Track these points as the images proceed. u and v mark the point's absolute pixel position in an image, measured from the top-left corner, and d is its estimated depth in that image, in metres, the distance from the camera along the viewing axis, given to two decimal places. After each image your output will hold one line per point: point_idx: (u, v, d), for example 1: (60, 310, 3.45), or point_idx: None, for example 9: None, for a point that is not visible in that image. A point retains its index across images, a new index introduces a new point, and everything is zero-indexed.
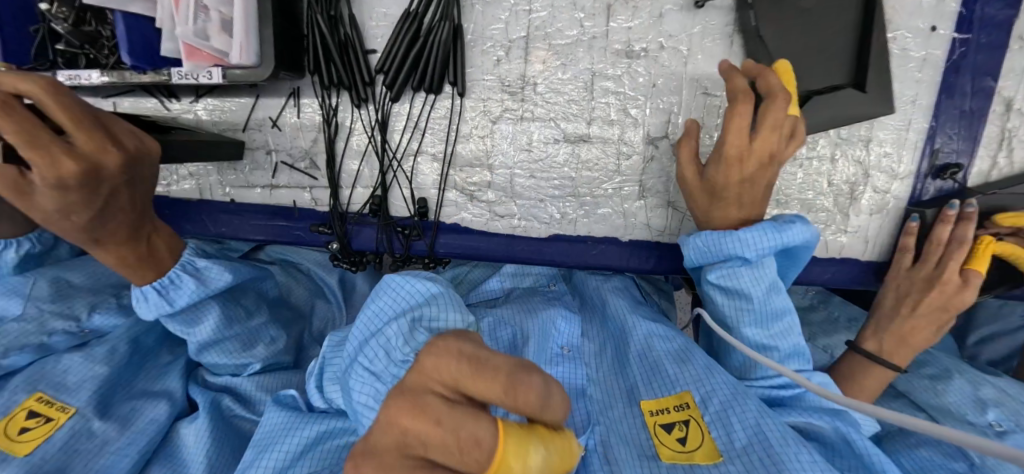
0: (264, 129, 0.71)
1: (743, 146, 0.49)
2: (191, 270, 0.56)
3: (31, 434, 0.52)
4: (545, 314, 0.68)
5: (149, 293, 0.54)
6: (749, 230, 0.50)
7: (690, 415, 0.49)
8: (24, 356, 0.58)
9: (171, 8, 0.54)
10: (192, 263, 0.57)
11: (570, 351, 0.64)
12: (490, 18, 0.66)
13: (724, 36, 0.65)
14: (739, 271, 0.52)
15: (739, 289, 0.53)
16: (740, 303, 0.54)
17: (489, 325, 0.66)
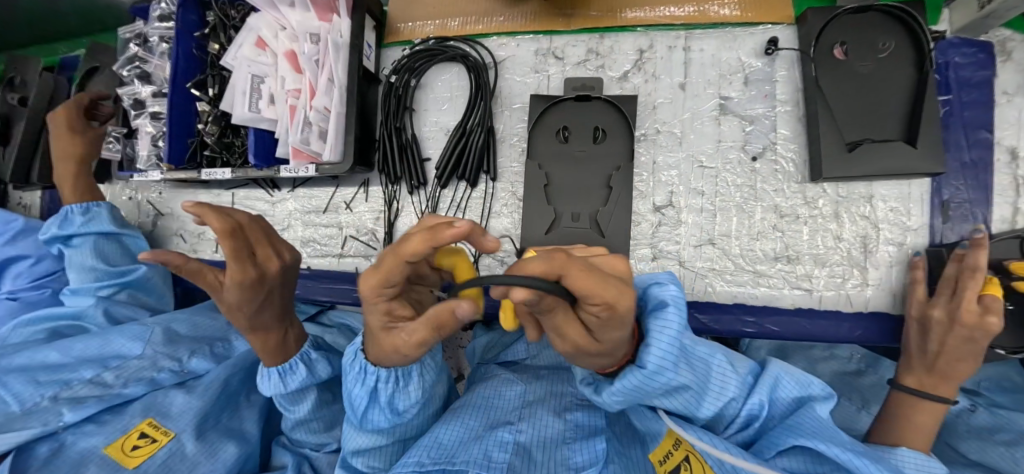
0: (340, 211, 0.90)
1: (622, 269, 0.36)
2: (305, 362, 0.67)
3: (141, 450, 0.64)
4: (561, 383, 0.71)
5: (272, 377, 0.66)
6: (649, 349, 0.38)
7: (687, 451, 0.47)
8: (140, 387, 0.73)
9: (287, 123, 0.77)
10: (307, 353, 0.68)
11: (587, 403, 0.66)
12: (516, 119, 0.84)
13: (711, 118, 0.76)
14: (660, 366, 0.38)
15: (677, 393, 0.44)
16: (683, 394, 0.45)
17: (502, 385, 0.70)
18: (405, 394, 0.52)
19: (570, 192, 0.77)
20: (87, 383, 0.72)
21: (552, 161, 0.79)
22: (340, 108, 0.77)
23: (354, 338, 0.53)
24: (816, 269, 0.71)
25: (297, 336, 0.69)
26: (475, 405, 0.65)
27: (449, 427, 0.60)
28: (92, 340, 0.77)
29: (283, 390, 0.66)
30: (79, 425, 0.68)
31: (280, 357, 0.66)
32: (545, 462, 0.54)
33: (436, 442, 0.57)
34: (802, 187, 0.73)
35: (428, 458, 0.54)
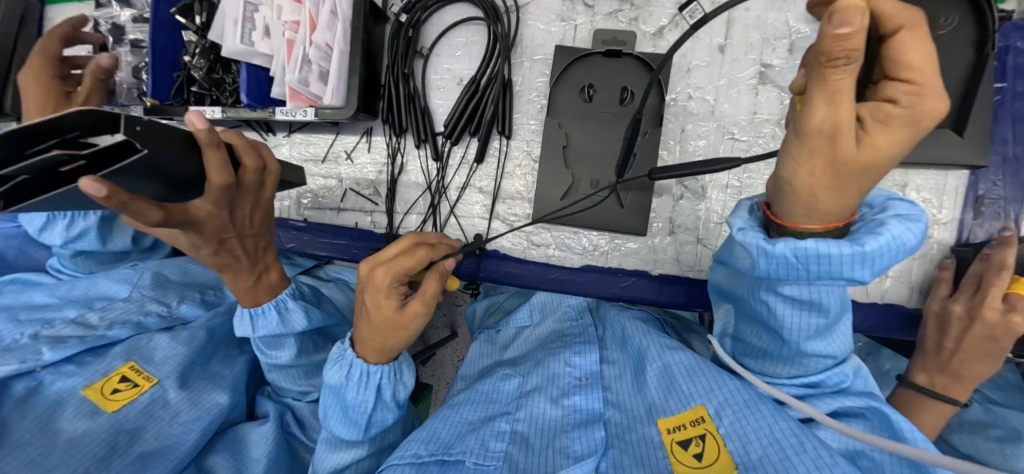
0: (339, 162, 0.83)
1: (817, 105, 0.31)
2: (280, 310, 0.65)
3: (120, 394, 0.62)
4: (555, 358, 0.69)
5: (244, 320, 0.66)
6: (855, 232, 0.35)
7: (705, 429, 0.50)
8: (124, 330, 0.69)
9: (284, 62, 0.69)
10: (283, 301, 0.66)
11: (586, 381, 0.66)
12: (536, 73, 0.76)
13: (749, 87, 0.70)
14: (872, 252, 0.32)
15: (818, 302, 0.39)
16: (813, 319, 0.41)
17: (500, 377, 0.69)
18: (379, 417, 0.61)
19: (591, 154, 0.73)
20: (70, 324, 0.68)
21: (573, 122, 0.73)
22: (343, 47, 0.69)
23: (333, 368, 0.60)
24: None
25: (275, 285, 0.67)
26: (472, 399, 0.66)
27: (445, 422, 0.62)
28: (79, 281, 0.73)
29: (251, 332, 0.65)
30: (60, 365, 0.64)
31: (255, 301, 0.65)
32: (544, 448, 0.56)
33: (433, 437, 0.59)
34: None
35: (423, 451, 0.57)
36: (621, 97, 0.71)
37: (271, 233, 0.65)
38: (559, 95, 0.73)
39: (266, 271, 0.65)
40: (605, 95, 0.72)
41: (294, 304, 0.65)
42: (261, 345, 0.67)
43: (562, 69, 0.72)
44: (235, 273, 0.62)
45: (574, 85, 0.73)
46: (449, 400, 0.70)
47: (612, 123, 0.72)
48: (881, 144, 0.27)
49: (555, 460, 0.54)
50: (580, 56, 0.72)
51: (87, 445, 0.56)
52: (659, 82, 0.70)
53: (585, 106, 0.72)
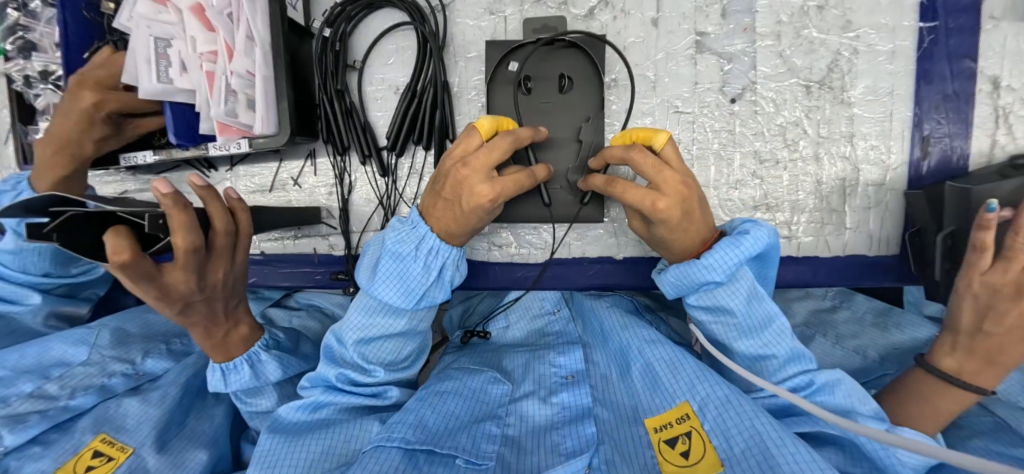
0: (287, 188, 0.81)
1: (673, 204, 0.50)
2: (251, 364, 0.63)
3: (95, 471, 0.58)
4: (540, 360, 0.69)
5: (215, 375, 0.63)
6: (712, 256, 0.52)
7: (691, 426, 0.51)
8: (89, 398, 0.67)
9: (207, 95, 0.66)
10: (255, 354, 0.63)
11: (572, 379, 0.65)
12: (473, 71, 0.74)
13: (687, 58, 0.69)
14: (720, 293, 0.54)
15: (720, 305, 0.54)
16: (726, 319, 0.55)
17: (488, 379, 0.66)
18: (432, 295, 0.61)
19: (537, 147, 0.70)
20: (29, 398, 0.65)
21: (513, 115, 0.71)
22: (266, 72, 0.66)
23: (402, 244, 0.59)
24: (795, 216, 0.69)
25: (247, 337, 0.64)
26: (459, 391, 0.63)
27: (433, 409, 0.58)
28: (30, 348, 0.69)
29: (223, 388, 0.63)
30: (24, 448, 0.61)
31: (227, 355, 0.63)
32: (535, 449, 0.55)
33: (422, 422, 0.55)
34: (782, 129, 0.68)
35: (412, 435, 0.52)
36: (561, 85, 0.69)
37: (246, 287, 0.65)
38: (497, 91, 0.70)
39: (234, 327, 0.63)
40: (543, 85, 0.69)
41: (268, 357, 0.64)
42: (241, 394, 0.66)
43: (495, 63, 0.70)
44: (205, 329, 0.60)
45: (511, 78, 0.70)
46: (431, 383, 0.66)
47: (554, 115, 0.69)
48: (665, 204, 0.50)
49: (548, 460, 0.53)
50: (512, 47, 0.69)
51: None
52: (596, 65, 0.68)
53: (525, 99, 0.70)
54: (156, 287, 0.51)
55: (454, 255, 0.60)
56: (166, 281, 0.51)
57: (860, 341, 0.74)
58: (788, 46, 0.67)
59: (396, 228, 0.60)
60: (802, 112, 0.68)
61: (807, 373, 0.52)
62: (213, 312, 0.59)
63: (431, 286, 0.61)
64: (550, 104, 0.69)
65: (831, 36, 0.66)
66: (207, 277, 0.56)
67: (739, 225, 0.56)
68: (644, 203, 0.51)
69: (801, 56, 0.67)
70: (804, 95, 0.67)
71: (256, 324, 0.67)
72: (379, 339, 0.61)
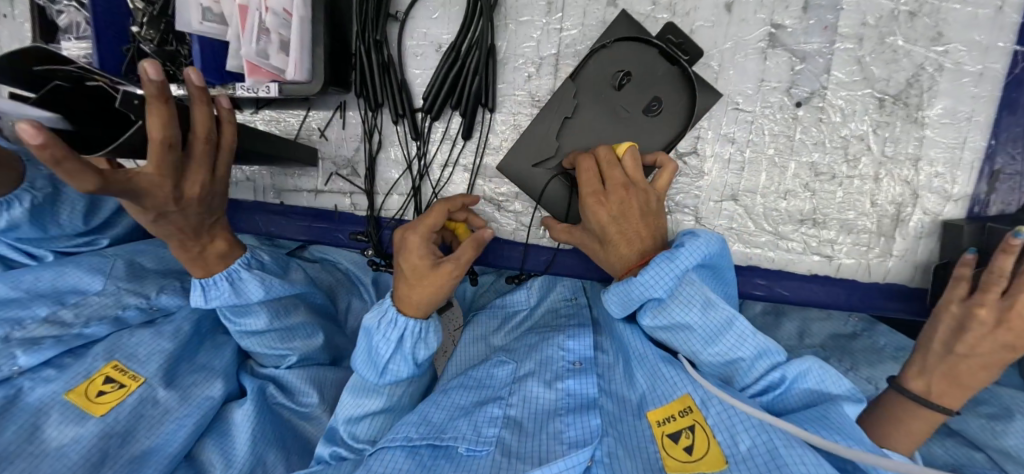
0: (313, 138, 0.77)
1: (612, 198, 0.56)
2: (231, 281, 0.63)
3: (107, 396, 0.59)
4: (547, 342, 0.68)
5: (197, 289, 0.63)
6: (649, 272, 0.52)
7: (693, 420, 0.49)
8: (102, 328, 0.65)
9: (238, 29, 0.61)
10: (236, 272, 0.64)
11: (579, 367, 0.64)
12: (523, 36, 0.69)
13: (757, 52, 0.64)
14: (669, 307, 0.53)
15: (677, 321, 0.53)
16: (685, 334, 0.54)
17: (494, 363, 0.68)
18: (394, 366, 0.62)
19: (586, 138, 0.66)
20: (43, 323, 0.63)
21: (586, 108, 0.66)
22: (303, 13, 0.62)
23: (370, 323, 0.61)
24: (841, 235, 0.66)
25: (223, 255, 0.63)
26: (465, 384, 0.65)
27: (438, 405, 0.60)
28: (43, 270, 0.67)
29: (205, 304, 0.64)
30: (39, 369, 0.60)
31: (206, 271, 0.63)
32: (536, 433, 0.55)
33: (426, 419, 0.57)
34: (845, 142, 0.64)
35: (415, 432, 0.55)
36: (617, 81, 0.64)
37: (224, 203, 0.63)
38: (568, 84, 0.66)
39: (210, 242, 0.62)
40: (627, 93, 0.65)
41: (247, 274, 0.64)
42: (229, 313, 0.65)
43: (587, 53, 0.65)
44: (182, 244, 0.59)
45: (598, 75, 0.65)
46: (444, 384, 0.67)
47: (621, 123, 0.65)
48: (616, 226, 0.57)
49: (549, 450, 0.52)
50: (601, 45, 0.64)
51: (70, 458, 0.53)
52: (687, 66, 0.63)
53: (606, 97, 0.65)
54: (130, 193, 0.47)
55: (412, 326, 0.60)
56: (139, 186, 0.47)
57: (876, 370, 0.71)
58: (870, 52, 0.62)
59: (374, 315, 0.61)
60: (870, 126, 0.63)
61: (777, 368, 0.51)
62: (188, 224, 0.57)
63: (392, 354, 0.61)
64: (624, 110, 0.65)
65: (917, 47, 0.61)
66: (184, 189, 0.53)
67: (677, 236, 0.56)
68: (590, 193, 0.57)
69: (881, 65, 0.62)
70: (876, 108, 0.63)
71: (235, 240, 0.66)
72: (364, 418, 0.62)
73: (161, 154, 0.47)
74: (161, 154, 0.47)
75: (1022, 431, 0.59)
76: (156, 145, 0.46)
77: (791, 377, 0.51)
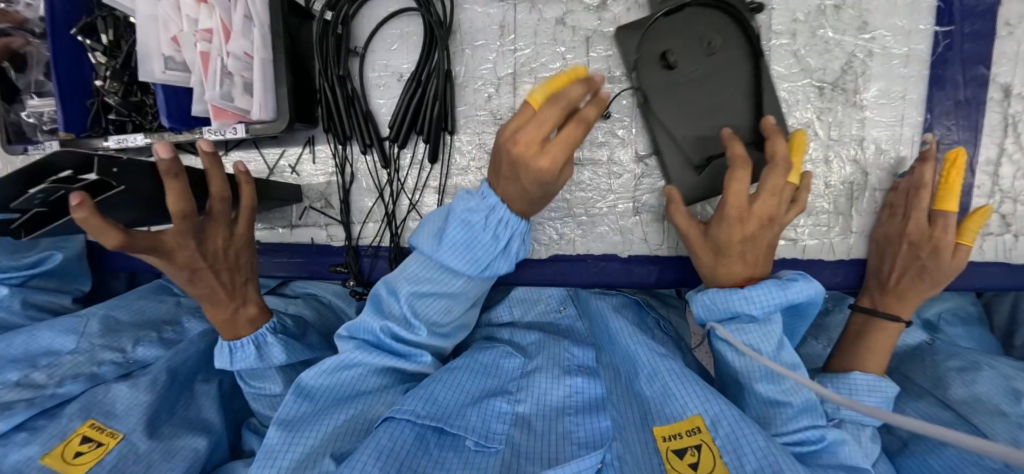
0: (285, 175, 0.78)
1: (733, 226, 0.54)
2: (257, 344, 0.62)
3: (84, 457, 0.55)
4: (557, 343, 0.69)
5: (225, 353, 0.62)
6: (756, 290, 0.51)
7: (701, 439, 0.48)
8: (77, 384, 0.63)
9: (201, 76, 0.63)
10: (262, 335, 0.62)
11: (586, 371, 0.64)
12: (479, 59, 0.72)
13: None
14: (753, 332, 0.51)
15: (752, 347, 0.51)
16: (751, 359, 0.52)
17: (500, 354, 0.67)
18: (496, 266, 0.56)
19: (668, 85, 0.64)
20: (15, 387, 0.62)
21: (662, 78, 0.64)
22: (264, 54, 0.64)
23: (473, 214, 0.52)
24: (802, 218, 0.69)
25: (254, 319, 0.64)
26: (471, 366, 0.63)
27: (444, 384, 0.58)
28: (15, 336, 0.67)
29: (229, 367, 0.62)
30: (10, 435, 0.57)
31: (235, 334, 0.63)
32: (545, 433, 0.54)
33: (432, 396, 0.55)
34: (793, 130, 0.67)
35: (421, 409, 0.52)
36: (666, 63, 0.63)
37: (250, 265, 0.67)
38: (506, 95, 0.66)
39: (243, 305, 0.64)
40: (687, 53, 0.63)
41: (274, 339, 0.62)
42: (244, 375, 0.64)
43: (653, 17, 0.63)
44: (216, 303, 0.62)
45: (653, 45, 0.64)
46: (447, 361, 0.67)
47: (708, 100, 0.64)
48: (735, 234, 0.54)
49: (559, 451, 0.52)
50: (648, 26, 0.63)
51: None
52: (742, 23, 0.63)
53: (669, 73, 0.64)
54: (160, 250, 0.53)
55: (520, 230, 0.54)
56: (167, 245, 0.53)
57: None
58: (804, 45, 0.66)
59: (463, 200, 0.53)
60: (814, 113, 0.67)
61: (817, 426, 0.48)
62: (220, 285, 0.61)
63: (497, 258, 0.55)
64: (700, 75, 0.63)
65: (846, 37, 0.65)
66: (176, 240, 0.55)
67: (786, 275, 0.54)
68: (732, 182, 0.54)
69: (815, 56, 0.66)
70: (816, 96, 0.66)
71: (266, 308, 0.67)
72: (431, 295, 0.57)
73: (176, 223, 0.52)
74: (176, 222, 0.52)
75: (990, 379, 0.61)
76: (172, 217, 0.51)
77: (829, 440, 0.47)
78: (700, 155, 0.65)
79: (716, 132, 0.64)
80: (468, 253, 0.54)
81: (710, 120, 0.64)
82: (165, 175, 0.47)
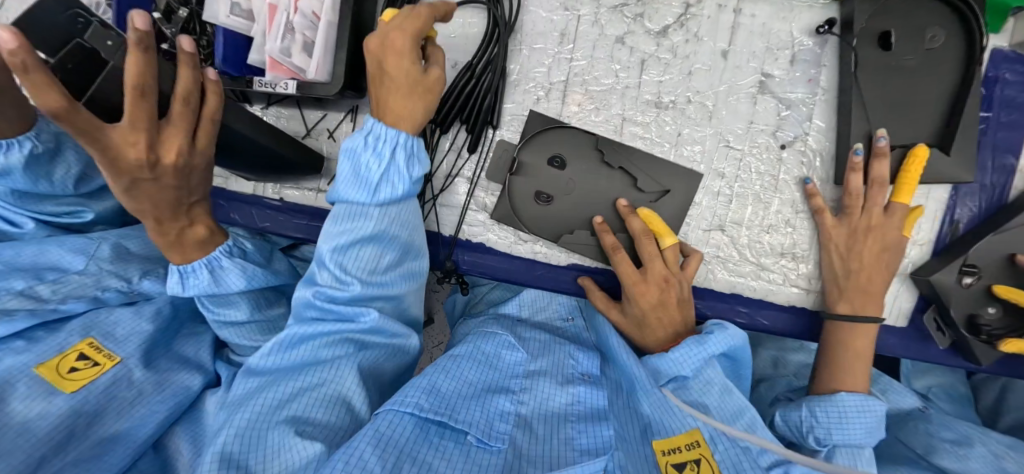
0: (321, 139, 0.79)
1: (651, 291, 0.64)
2: (211, 269, 0.63)
3: (79, 374, 0.57)
4: (561, 348, 0.69)
5: (174, 277, 0.64)
6: (678, 352, 0.57)
7: (700, 454, 0.51)
8: (81, 304, 0.64)
9: (265, 26, 0.64)
10: (216, 260, 0.64)
11: (589, 378, 0.65)
12: (535, 62, 0.73)
13: (748, 96, 0.70)
14: (692, 386, 0.58)
15: (677, 374, 0.57)
16: (686, 390, 0.58)
17: (502, 346, 0.67)
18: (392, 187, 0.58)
19: (898, 81, 0.63)
20: (16, 295, 0.61)
21: (877, 65, 0.64)
22: (331, 18, 0.65)
23: (378, 193, 0.57)
24: (817, 270, 0.71)
25: (205, 239, 0.63)
26: (472, 356, 0.64)
27: (448, 375, 0.59)
28: (26, 246, 0.65)
29: (182, 292, 0.64)
30: (7, 340, 0.58)
31: (183, 257, 0.63)
32: (547, 438, 0.54)
33: (433, 387, 0.55)
34: (823, 185, 0.70)
35: (425, 402, 0.52)
36: (885, 43, 0.63)
37: (206, 185, 0.63)
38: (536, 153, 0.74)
39: (189, 225, 0.62)
40: (903, 45, 0.63)
41: (229, 263, 0.64)
42: (208, 303, 0.66)
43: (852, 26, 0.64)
44: (159, 219, 0.58)
45: (872, 35, 0.64)
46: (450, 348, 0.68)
47: (919, 99, 0.63)
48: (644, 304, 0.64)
49: (560, 456, 0.52)
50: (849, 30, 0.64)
51: (36, 433, 0.51)
52: (960, 26, 0.62)
53: (885, 51, 0.63)
54: (100, 144, 0.48)
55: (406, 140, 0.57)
56: (113, 141, 0.48)
57: None
58: None
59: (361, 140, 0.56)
60: None
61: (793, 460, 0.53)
62: (162, 200, 0.57)
63: (382, 182, 0.57)
64: (909, 72, 0.63)
65: None
66: (159, 153, 0.53)
67: (708, 325, 0.61)
68: (631, 280, 0.64)
69: None
70: None
71: (217, 228, 0.66)
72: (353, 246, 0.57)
73: (133, 103, 0.47)
74: (134, 102, 0.47)
75: (982, 455, 0.62)
76: (128, 93, 0.46)
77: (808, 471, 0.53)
78: (914, 130, 0.64)
79: (912, 121, 0.64)
80: (351, 212, 0.58)
81: (926, 111, 0.63)
82: (132, 49, 0.44)
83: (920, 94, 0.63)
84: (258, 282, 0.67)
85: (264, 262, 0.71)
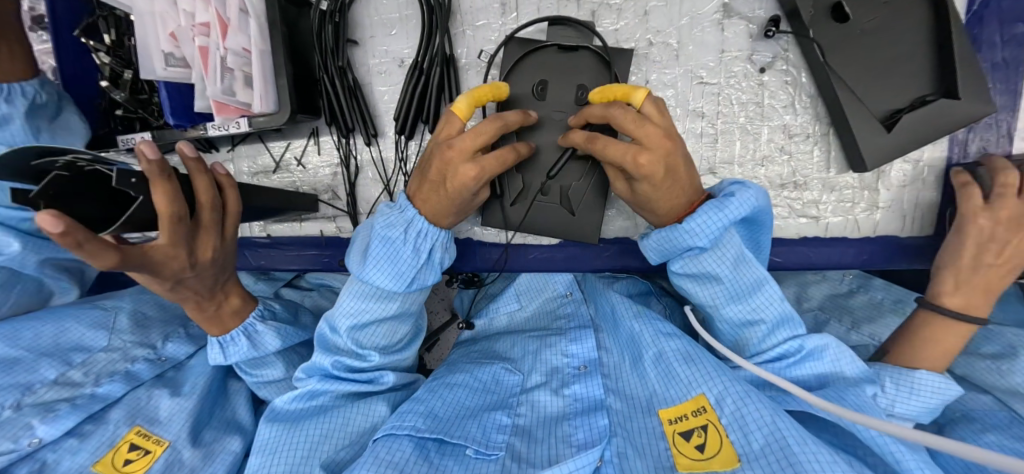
0: (291, 168, 0.78)
1: (466, 163, 0.52)
2: (248, 335, 0.65)
3: (134, 464, 0.59)
4: (552, 347, 0.68)
5: (214, 348, 0.65)
6: (693, 220, 0.50)
7: (707, 420, 0.49)
8: (116, 386, 0.66)
9: (201, 72, 0.62)
10: (251, 326, 0.65)
11: (585, 369, 0.64)
12: (482, 40, 0.70)
13: (714, 23, 0.64)
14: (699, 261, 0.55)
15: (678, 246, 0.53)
16: (714, 285, 0.54)
17: (498, 369, 0.67)
18: (423, 278, 0.60)
19: (862, 45, 0.58)
20: (52, 385, 0.64)
21: (839, 41, 0.58)
22: (262, 46, 0.63)
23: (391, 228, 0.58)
24: (824, 195, 0.66)
25: (240, 309, 0.65)
26: (471, 384, 0.63)
27: (443, 399, 0.59)
28: (44, 327, 0.68)
29: (224, 360, 0.65)
30: (59, 440, 0.60)
31: (222, 329, 0.64)
32: (546, 438, 0.55)
33: (432, 410, 0.56)
34: (814, 102, 0.64)
35: (422, 423, 0.54)
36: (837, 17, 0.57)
37: (235, 262, 0.63)
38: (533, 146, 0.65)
39: (225, 299, 0.64)
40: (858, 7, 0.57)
41: (263, 327, 0.65)
42: (245, 366, 0.68)
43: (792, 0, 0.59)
44: (197, 306, 0.61)
45: (820, 9, 0.58)
46: (443, 373, 0.67)
47: (892, 53, 0.57)
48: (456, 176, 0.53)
49: (559, 454, 0.52)
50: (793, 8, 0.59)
51: None
52: None
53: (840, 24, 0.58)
54: (146, 267, 0.49)
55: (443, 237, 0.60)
56: (157, 258, 0.50)
57: (877, 326, 0.71)
58: None
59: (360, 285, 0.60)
60: None
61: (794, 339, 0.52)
62: (203, 287, 0.59)
63: (421, 269, 0.60)
64: (872, 33, 0.58)
65: None
66: (197, 254, 0.55)
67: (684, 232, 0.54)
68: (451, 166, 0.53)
69: None
70: None
71: (249, 296, 0.67)
72: (371, 324, 0.61)
73: (171, 228, 0.48)
74: (171, 227, 0.48)
75: None
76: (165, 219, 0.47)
77: (808, 348, 0.52)
78: (903, 93, 0.58)
79: (897, 83, 0.58)
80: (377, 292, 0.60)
81: (908, 62, 0.57)
82: (153, 178, 0.45)
83: (893, 52, 0.57)
84: (292, 340, 0.68)
85: (292, 318, 0.72)
